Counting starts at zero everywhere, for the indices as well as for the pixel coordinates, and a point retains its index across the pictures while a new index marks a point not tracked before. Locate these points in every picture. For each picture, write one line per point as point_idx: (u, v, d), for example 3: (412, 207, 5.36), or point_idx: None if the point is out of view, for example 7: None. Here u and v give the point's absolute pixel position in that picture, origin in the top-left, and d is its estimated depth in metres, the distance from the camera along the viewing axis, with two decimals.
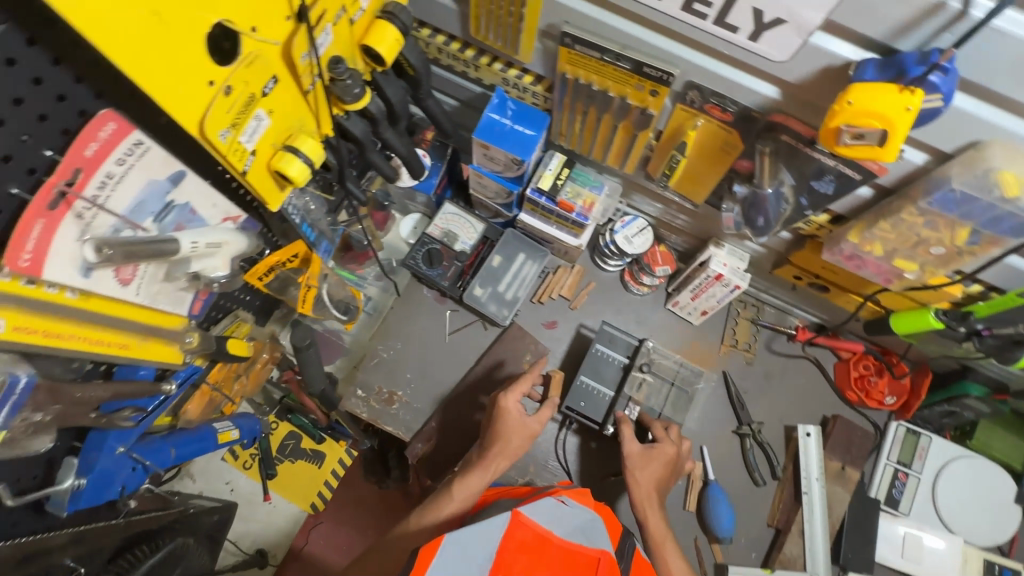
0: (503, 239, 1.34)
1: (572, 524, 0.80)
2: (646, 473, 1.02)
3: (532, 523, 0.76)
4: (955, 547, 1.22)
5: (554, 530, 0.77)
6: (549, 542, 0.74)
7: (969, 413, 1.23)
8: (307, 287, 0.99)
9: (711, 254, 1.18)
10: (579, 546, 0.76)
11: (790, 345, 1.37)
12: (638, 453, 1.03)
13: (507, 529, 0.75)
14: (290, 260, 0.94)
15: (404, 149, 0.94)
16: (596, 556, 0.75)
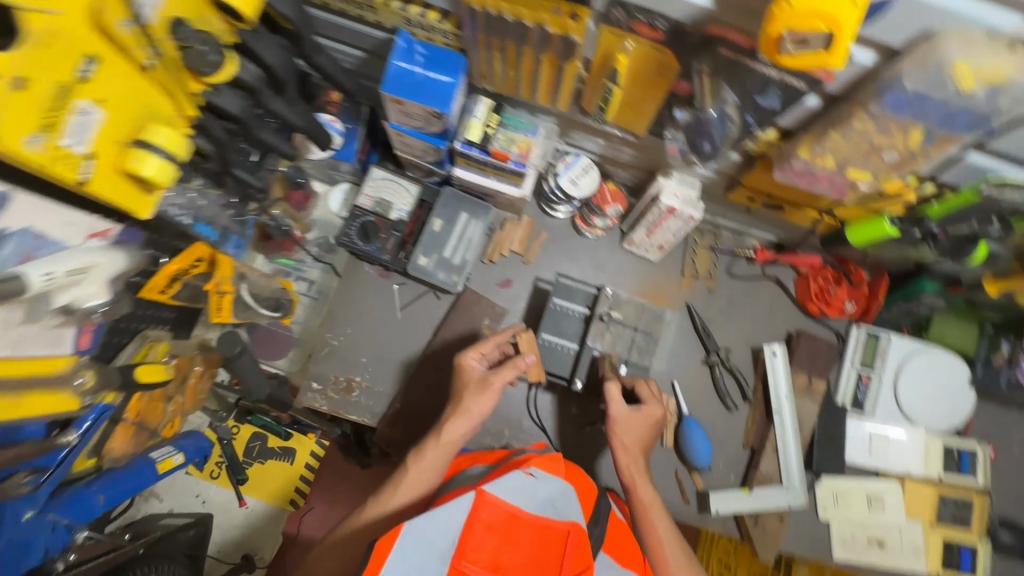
0: (440, 200, 1.24)
1: (544, 495, 0.79)
2: (630, 435, 0.98)
3: (501, 502, 0.74)
4: (917, 438, 1.27)
5: (523, 505, 0.75)
6: (517, 520, 0.74)
7: (925, 309, 1.24)
8: (218, 293, 0.99)
9: (661, 186, 1.11)
10: (549, 520, 0.75)
11: (749, 268, 1.35)
12: (623, 418, 0.98)
13: (472, 512, 0.73)
14: (191, 267, 0.95)
15: (302, 120, 0.86)
16: (565, 530, 0.75)
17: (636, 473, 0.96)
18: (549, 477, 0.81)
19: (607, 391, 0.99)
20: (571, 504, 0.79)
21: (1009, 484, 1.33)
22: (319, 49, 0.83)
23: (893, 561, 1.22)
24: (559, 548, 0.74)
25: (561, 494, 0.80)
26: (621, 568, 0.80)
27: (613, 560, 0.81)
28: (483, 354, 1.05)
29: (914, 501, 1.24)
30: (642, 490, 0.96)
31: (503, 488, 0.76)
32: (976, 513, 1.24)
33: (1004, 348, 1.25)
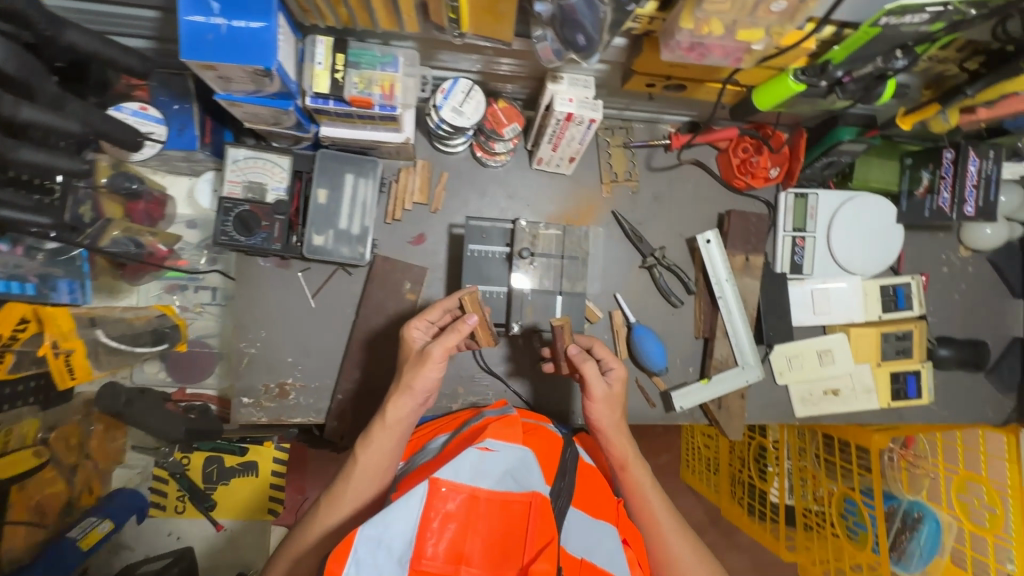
0: (317, 166, 1.08)
1: (500, 469, 0.76)
2: (611, 412, 0.94)
3: (456, 485, 0.72)
4: (856, 285, 1.28)
5: (479, 484, 0.72)
6: (477, 500, 0.71)
7: (847, 158, 1.17)
8: (57, 353, 0.88)
9: (552, 93, 0.99)
10: (508, 494, 0.73)
11: (668, 157, 1.27)
12: (605, 396, 0.92)
13: (427, 503, 0.69)
14: (18, 330, 0.83)
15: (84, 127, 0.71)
16: (526, 503, 0.73)
17: (624, 445, 0.94)
18: (506, 447, 0.79)
19: (585, 373, 0.91)
20: (532, 473, 0.77)
21: (941, 305, 1.40)
22: (67, 23, 0.65)
23: (848, 405, 1.28)
24: (523, 522, 0.72)
25: (518, 464, 0.77)
26: (593, 519, 0.82)
27: (584, 514, 0.82)
28: (428, 324, 0.97)
29: (859, 346, 1.28)
30: (635, 470, 0.94)
31: (456, 471, 0.73)
32: (915, 340, 1.30)
33: (924, 177, 1.21)
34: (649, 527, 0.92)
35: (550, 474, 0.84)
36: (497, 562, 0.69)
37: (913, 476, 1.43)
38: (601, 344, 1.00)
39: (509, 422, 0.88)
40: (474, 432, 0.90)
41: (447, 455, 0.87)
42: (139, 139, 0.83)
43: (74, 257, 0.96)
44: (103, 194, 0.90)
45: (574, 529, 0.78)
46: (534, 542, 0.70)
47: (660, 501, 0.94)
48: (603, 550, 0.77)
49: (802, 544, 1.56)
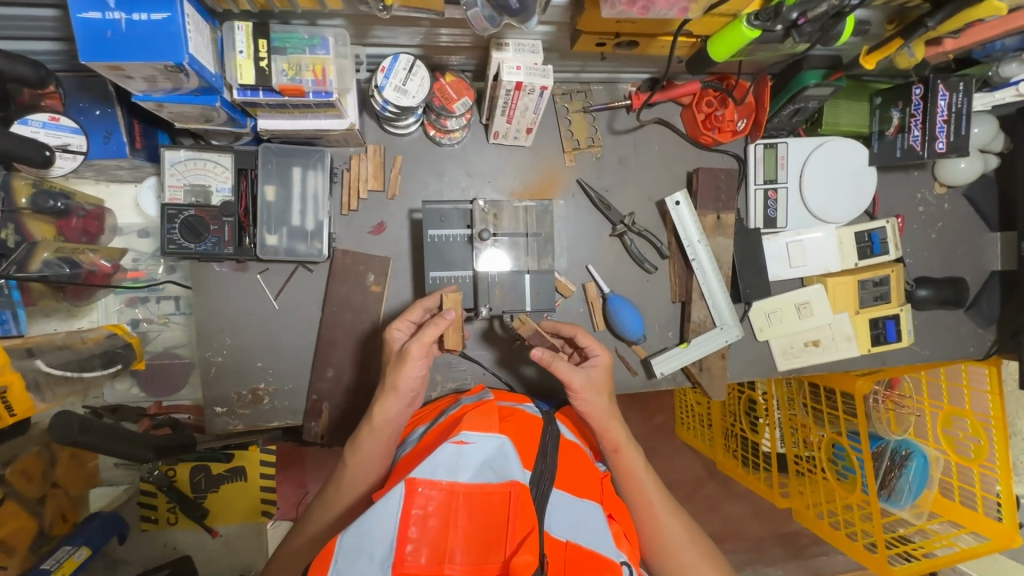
0: (261, 162, 1.03)
1: (478, 459, 0.68)
2: (596, 399, 0.95)
3: (434, 482, 0.64)
4: (831, 234, 1.27)
5: (459, 478, 0.66)
6: (456, 496, 0.64)
7: (814, 104, 1.13)
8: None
9: (499, 62, 0.93)
10: (488, 485, 0.65)
11: (630, 119, 1.23)
12: (587, 385, 0.94)
13: (404, 504, 0.62)
14: None
15: None
16: (504, 492, 0.65)
17: (618, 429, 0.94)
18: (484, 438, 0.71)
19: (558, 369, 0.94)
20: (511, 460, 0.68)
21: (918, 245, 1.38)
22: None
23: (830, 355, 1.28)
24: (503, 513, 0.63)
25: (497, 452, 0.69)
26: (578, 499, 0.73)
27: (566, 494, 0.73)
28: (412, 323, 0.95)
29: (838, 295, 1.26)
30: (629, 454, 0.93)
31: (433, 466, 0.66)
32: (893, 284, 1.28)
33: (894, 116, 1.17)
34: (645, 511, 0.90)
35: (529, 456, 0.75)
36: (480, 558, 0.60)
37: (898, 415, 1.44)
38: (584, 331, 1.01)
39: (485, 409, 0.79)
40: (453, 420, 0.81)
41: (425, 447, 0.78)
42: (47, 154, 0.80)
43: (1, 286, 0.85)
44: (26, 215, 0.83)
45: (557, 511, 0.69)
46: (515, 533, 0.61)
47: (653, 484, 0.92)
48: (591, 531, 0.68)
49: (794, 490, 1.57)
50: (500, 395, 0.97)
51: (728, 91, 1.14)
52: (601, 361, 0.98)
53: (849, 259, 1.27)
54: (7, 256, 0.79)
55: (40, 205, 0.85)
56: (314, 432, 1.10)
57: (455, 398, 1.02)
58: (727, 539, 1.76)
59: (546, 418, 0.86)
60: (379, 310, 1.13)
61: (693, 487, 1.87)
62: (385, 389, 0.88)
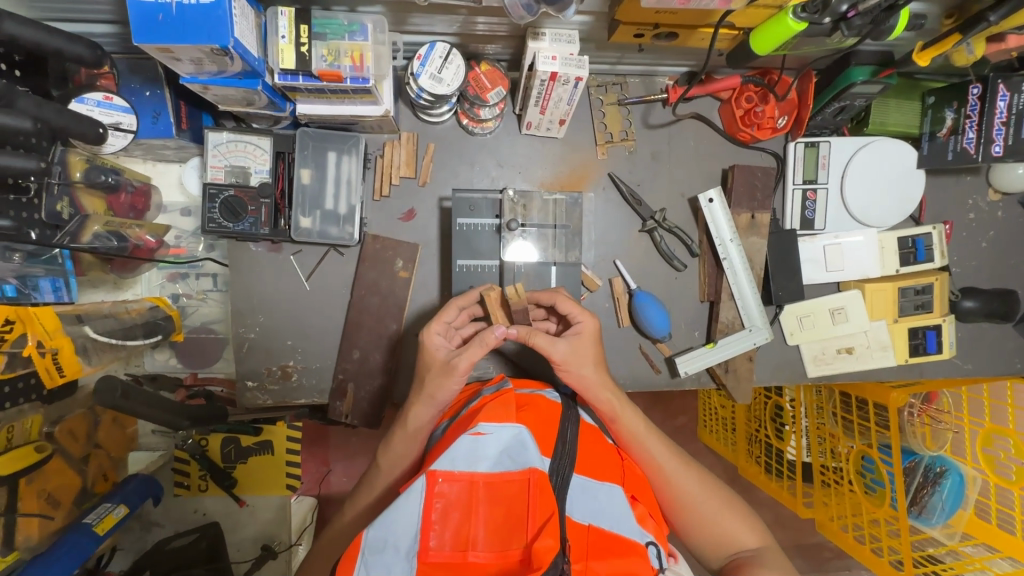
0: (299, 146, 1.06)
1: (497, 448, 0.68)
2: (585, 367, 0.87)
3: (454, 474, 0.65)
4: (872, 239, 1.21)
5: (478, 467, 0.66)
6: (476, 486, 0.65)
7: (861, 102, 1.08)
8: (44, 352, 0.77)
9: (534, 52, 0.93)
10: (507, 474, 0.66)
11: (665, 112, 1.20)
12: (570, 357, 0.87)
13: (426, 496, 0.63)
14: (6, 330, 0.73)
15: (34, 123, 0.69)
16: (524, 480, 0.65)
17: (607, 396, 0.87)
18: (501, 427, 0.70)
19: (538, 344, 0.86)
20: (528, 447, 0.67)
21: (967, 254, 1.31)
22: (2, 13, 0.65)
23: (863, 364, 1.23)
24: (523, 500, 0.64)
25: (515, 439, 0.68)
26: (599, 483, 0.71)
27: (588, 479, 0.71)
28: (448, 323, 0.91)
29: (875, 303, 1.22)
30: (627, 420, 0.89)
31: (452, 457, 0.66)
32: (936, 293, 1.23)
33: (947, 117, 1.12)
34: (654, 470, 0.88)
35: (548, 441, 0.74)
36: (502, 544, 0.62)
37: (935, 431, 1.36)
38: (563, 297, 0.93)
39: (504, 398, 0.77)
40: (472, 410, 0.80)
41: (446, 440, 0.76)
42: (100, 129, 0.83)
43: (55, 256, 0.89)
44: (79, 188, 0.85)
45: (578, 496, 0.69)
46: (534, 520, 0.62)
47: (658, 443, 0.89)
48: (611, 514, 0.67)
49: (819, 501, 1.52)
50: (519, 382, 0.96)
51: (770, 87, 1.10)
52: (586, 328, 0.90)
53: (890, 266, 1.22)
54: (61, 228, 0.82)
55: (92, 180, 0.87)
56: (339, 412, 1.13)
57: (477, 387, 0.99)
58: None
59: (566, 405, 0.85)
60: (406, 295, 1.14)
61: None
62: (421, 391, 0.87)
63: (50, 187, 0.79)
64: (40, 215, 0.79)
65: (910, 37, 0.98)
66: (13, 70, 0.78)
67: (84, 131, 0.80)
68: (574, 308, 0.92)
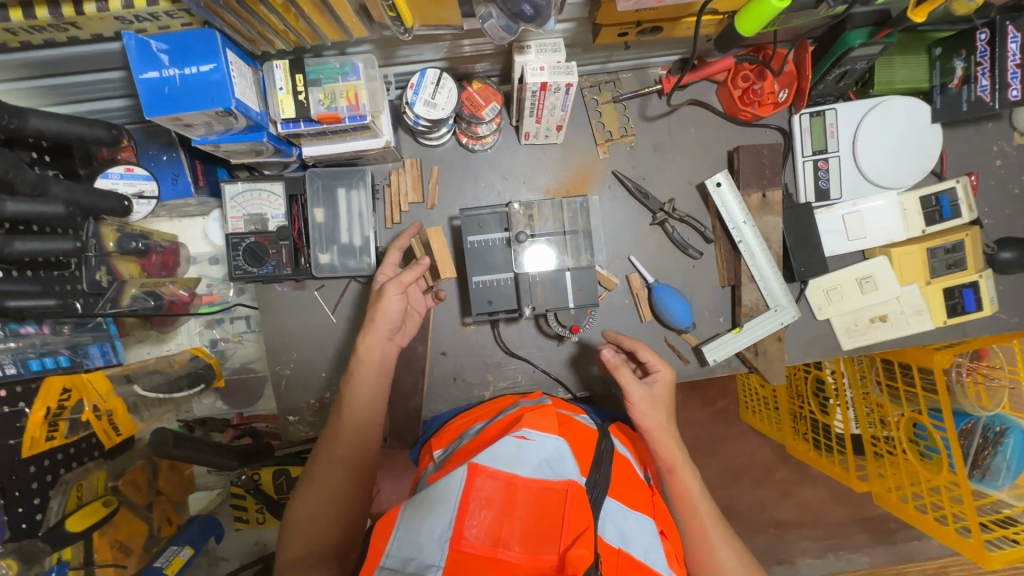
0: (308, 187, 1.10)
1: (538, 457, 0.72)
2: (658, 414, 0.96)
3: (495, 471, 0.68)
4: (893, 202, 1.18)
5: (518, 470, 0.69)
6: (515, 486, 0.67)
7: (862, 65, 1.05)
8: (100, 415, 0.87)
9: (522, 66, 0.95)
10: (547, 481, 0.68)
11: (662, 102, 1.20)
12: (646, 400, 0.97)
13: (466, 485, 0.66)
14: (63, 400, 0.82)
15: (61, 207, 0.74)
16: (563, 489, 0.67)
17: (672, 446, 0.94)
18: (544, 437, 0.75)
19: (620, 377, 0.97)
20: (567, 460, 0.72)
21: (997, 203, 1.26)
22: (26, 111, 0.71)
23: (899, 330, 1.19)
24: (559, 508, 0.66)
25: (557, 452, 0.73)
26: (631, 509, 0.74)
27: (620, 503, 0.73)
28: (396, 266, 1.06)
29: (903, 267, 1.18)
30: (683, 475, 0.93)
31: (494, 456, 0.70)
32: (969, 250, 1.18)
33: (958, 67, 1.08)
34: (697, 539, 0.88)
35: (586, 460, 0.77)
36: (535, 549, 0.61)
37: (990, 389, 1.30)
38: (644, 347, 1.04)
39: (545, 411, 0.83)
40: (511, 418, 0.84)
41: (483, 441, 0.80)
42: (126, 202, 0.88)
43: (100, 322, 0.95)
44: (115, 256, 0.92)
45: (610, 517, 0.71)
46: (569, 529, 0.63)
47: (709, 515, 0.90)
48: (641, 542, 0.70)
49: (873, 473, 1.47)
50: (557, 401, 0.98)
51: (766, 63, 1.08)
52: (663, 376, 1.00)
53: (915, 227, 1.18)
54: (102, 295, 0.89)
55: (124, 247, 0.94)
56: None
57: (511, 400, 1.02)
58: (804, 524, 1.74)
59: (600, 430, 0.86)
60: (429, 316, 1.17)
61: (763, 473, 1.81)
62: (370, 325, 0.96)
63: (88, 260, 0.87)
64: (82, 286, 0.87)
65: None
66: (43, 155, 0.85)
67: (111, 206, 0.86)
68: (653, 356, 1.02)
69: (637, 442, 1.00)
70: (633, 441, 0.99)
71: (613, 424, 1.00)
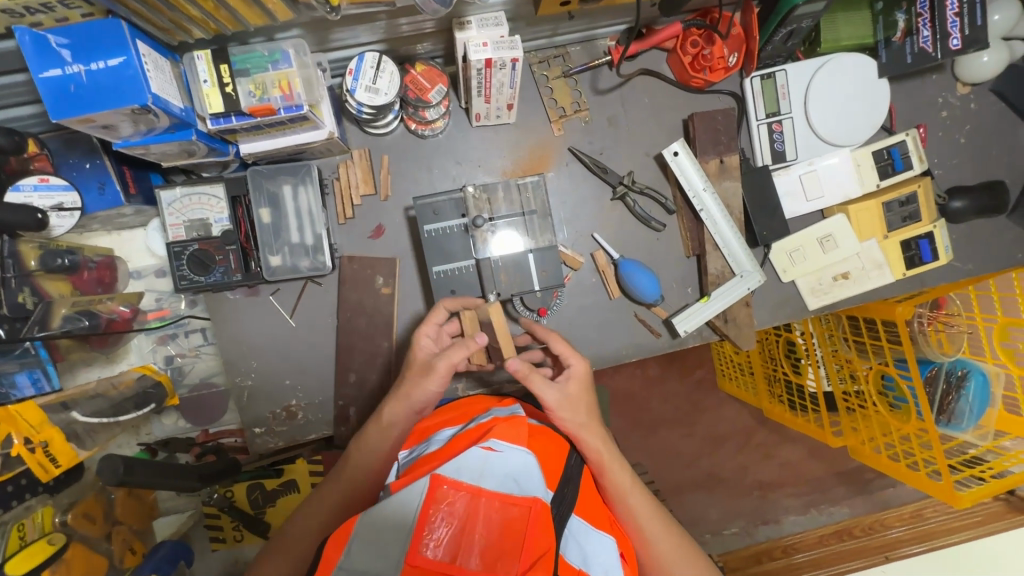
0: (251, 186, 1.04)
1: (504, 469, 0.68)
2: (577, 414, 0.86)
3: (458, 483, 0.66)
4: (847, 158, 1.18)
5: (483, 484, 0.66)
6: (478, 500, 0.65)
7: (807, 22, 1.05)
8: (33, 448, 0.80)
9: (464, 43, 0.91)
10: (511, 496, 0.66)
11: (614, 74, 1.18)
12: (562, 402, 0.85)
13: (426, 496, 0.64)
14: None
15: None
16: (527, 505, 0.65)
17: (596, 445, 0.85)
18: (513, 448, 0.70)
19: (531, 382, 0.85)
20: (534, 475, 0.68)
21: (945, 153, 1.28)
22: None
23: (861, 286, 1.21)
24: (522, 527, 0.64)
25: (523, 466, 0.69)
26: (595, 530, 0.72)
27: (585, 522, 0.72)
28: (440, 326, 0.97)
29: (861, 223, 1.19)
30: (614, 474, 0.86)
31: (458, 467, 0.67)
32: (921, 202, 1.20)
33: (899, 20, 1.10)
34: (639, 531, 0.86)
35: (555, 474, 0.74)
36: (494, 565, 0.62)
37: (950, 335, 1.36)
38: (556, 338, 0.93)
39: (516, 419, 0.76)
40: (481, 429, 0.78)
41: (450, 451, 0.75)
42: (38, 215, 0.83)
43: (28, 348, 0.88)
44: (38, 275, 0.85)
45: (572, 536, 0.69)
46: (529, 548, 0.62)
47: (648, 505, 0.88)
48: (602, 563, 0.68)
49: (847, 427, 1.51)
50: (530, 410, 0.94)
51: (713, 27, 1.07)
52: (575, 371, 0.90)
53: (870, 183, 1.19)
54: (28, 318, 0.82)
55: (49, 265, 0.86)
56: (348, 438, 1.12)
57: (488, 403, 0.97)
58: (785, 484, 1.79)
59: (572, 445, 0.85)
60: (392, 311, 1.13)
61: (742, 439, 1.85)
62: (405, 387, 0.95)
63: (7, 282, 0.79)
64: (3, 310, 0.79)
65: None
66: None
67: (23, 220, 0.79)
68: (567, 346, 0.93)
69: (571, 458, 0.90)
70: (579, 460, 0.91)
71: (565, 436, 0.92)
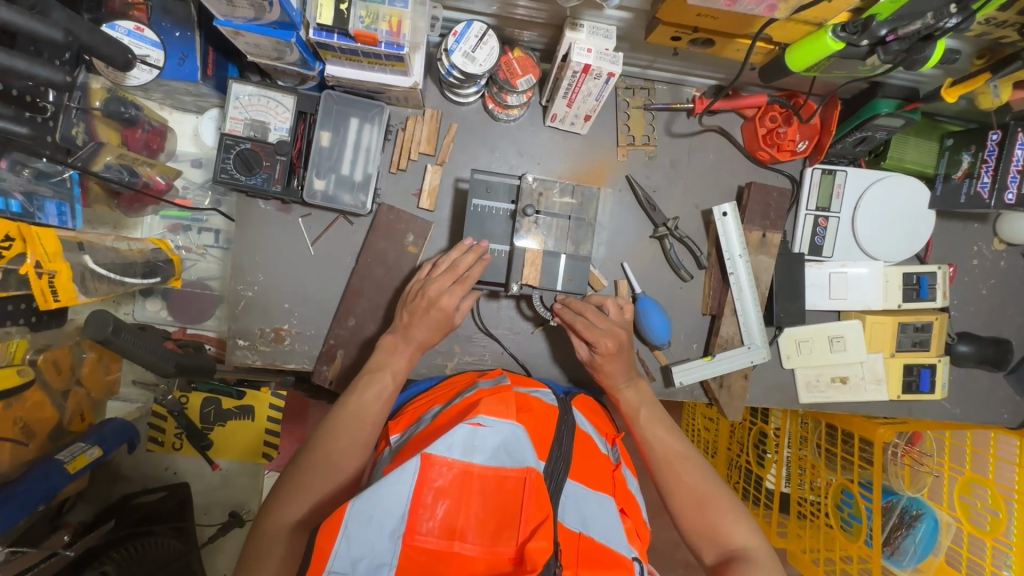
0: (322, 108, 1.05)
1: (494, 442, 0.67)
2: (614, 365, 1.01)
3: (449, 461, 0.64)
4: (878, 272, 1.22)
5: (474, 459, 0.65)
6: (471, 476, 0.64)
7: (882, 134, 1.09)
8: (40, 273, 0.78)
9: (571, 43, 0.93)
10: (503, 469, 0.65)
11: (689, 123, 1.21)
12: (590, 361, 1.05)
13: (419, 478, 0.62)
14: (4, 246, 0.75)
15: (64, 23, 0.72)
16: (520, 477, 0.64)
17: (625, 394, 1.01)
18: (500, 422, 0.69)
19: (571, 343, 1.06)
20: (526, 445, 0.68)
21: (966, 299, 1.33)
22: None
23: (856, 395, 1.23)
24: (516, 498, 0.63)
25: (512, 436, 0.68)
26: (592, 491, 0.73)
27: (581, 485, 0.73)
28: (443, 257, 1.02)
29: (874, 335, 1.23)
30: (633, 408, 1.00)
31: (448, 445, 0.65)
32: (934, 333, 1.24)
33: (964, 160, 1.13)
34: (654, 456, 0.94)
35: (544, 445, 0.75)
36: (492, 540, 0.61)
37: (915, 474, 1.37)
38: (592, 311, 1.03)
39: (503, 396, 0.76)
40: (467, 402, 0.78)
41: (436, 429, 0.74)
42: (128, 56, 0.84)
43: (65, 179, 0.90)
44: (96, 116, 0.89)
45: (571, 502, 0.70)
46: (527, 519, 0.62)
47: (663, 433, 0.95)
48: (603, 524, 0.68)
49: (793, 532, 1.48)
50: (516, 380, 0.96)
51: (796, 109, 1.11)
52: (601, 348, 1.00)
53: (893, 301, 1.23)
54: (73, 152, 0.86)
55: (110, 110, 0.92)
56: (324, 377, 1.10)
57: (473, 377, 0.99)
58: None
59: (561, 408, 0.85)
60: (412, 270, 1.12)
61: None
62: (398, 328, 0.98)
63: (69, 111, 0.83)
64: (54, 138, 0.82)
65: (938, 73, 0.99)
66: None
67: (112, 54, 0.81)
68: (599, 320, 1.02)
69: (601, 413, 1.00)
70: (596, 414, 0.97)
71: (574, 397, 0.97)
